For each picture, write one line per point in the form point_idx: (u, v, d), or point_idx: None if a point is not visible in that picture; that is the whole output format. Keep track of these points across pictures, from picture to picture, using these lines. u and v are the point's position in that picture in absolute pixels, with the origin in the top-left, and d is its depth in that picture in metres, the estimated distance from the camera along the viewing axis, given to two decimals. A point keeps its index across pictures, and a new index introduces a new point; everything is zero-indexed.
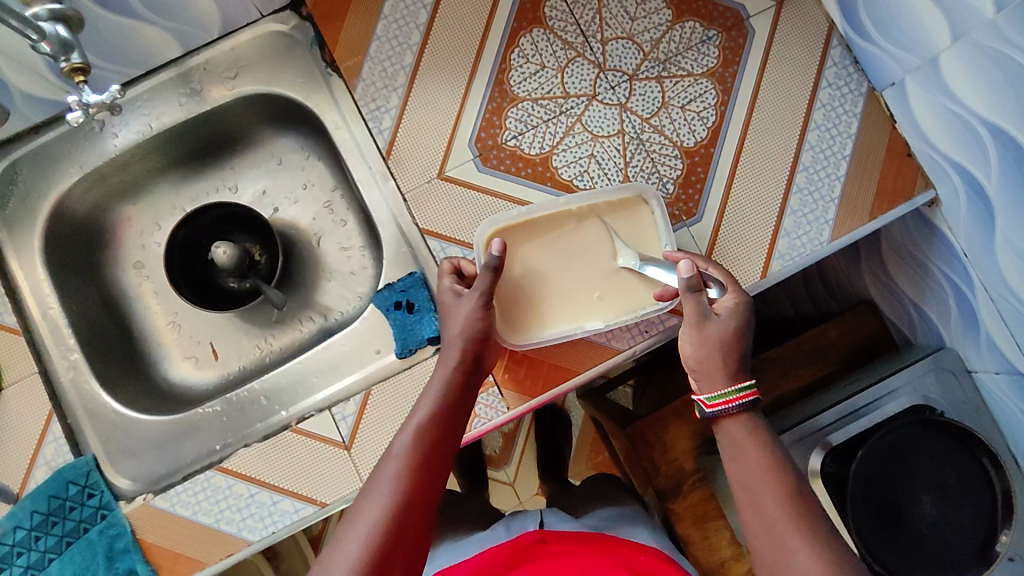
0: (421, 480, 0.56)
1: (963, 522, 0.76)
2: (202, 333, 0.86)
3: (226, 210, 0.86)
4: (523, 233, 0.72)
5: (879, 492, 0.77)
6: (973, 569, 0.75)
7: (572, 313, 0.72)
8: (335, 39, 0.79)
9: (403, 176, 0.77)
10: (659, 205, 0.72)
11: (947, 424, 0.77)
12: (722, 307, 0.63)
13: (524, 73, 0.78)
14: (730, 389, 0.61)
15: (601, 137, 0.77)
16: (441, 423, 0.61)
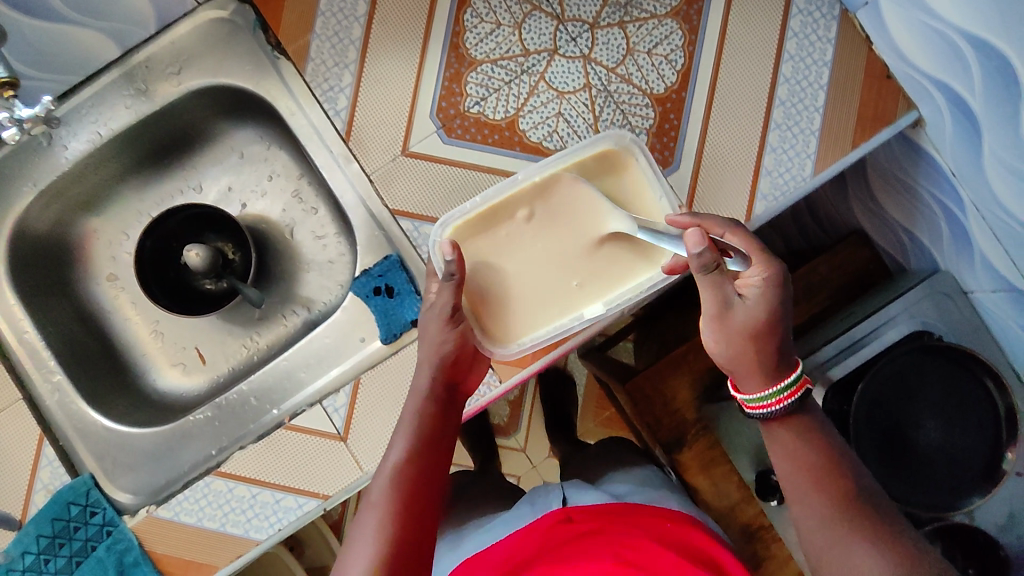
0: (408, 513, 0.58)
1: (969, 442, 0.76)
2: (187, 339, 0.85)
3: (194, 211, 0.83)
4: (485, 222, 0.69)
5: (884, 420, 0.77)
6: (979, 489, 0.75)
7: (562, 306, 0.69)
8: (278, 20, 0.75)
9: (366, 157, 0.74)
10: (641, 150, 0.68)
11: (949, 348, 0.77)
12: (748, 286, 0.58)
13: (480, 34, 0.74)
14: (770, 393, 0.58)
15: (567, 93, 0.73)
16: (424, 441, 0.63)
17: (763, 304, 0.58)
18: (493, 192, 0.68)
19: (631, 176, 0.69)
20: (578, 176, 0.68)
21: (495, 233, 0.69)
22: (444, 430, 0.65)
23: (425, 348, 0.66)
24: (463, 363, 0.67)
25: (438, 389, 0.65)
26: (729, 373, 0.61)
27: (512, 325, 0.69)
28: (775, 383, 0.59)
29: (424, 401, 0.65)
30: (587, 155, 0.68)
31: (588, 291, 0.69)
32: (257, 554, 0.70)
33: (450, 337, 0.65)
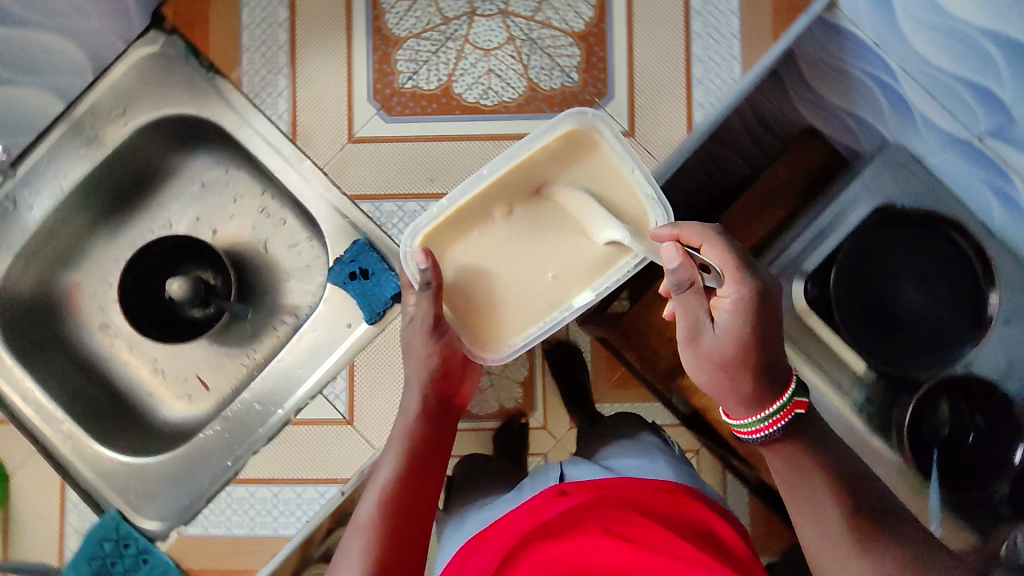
0: (395, 529, 0.60)
1: (948, 298, 0.78)
2: (186, 369, 0.87)
3: (169, 243, 0.85)
4: (457, 224, 0.69)
5: (862, 295, 0.79)
6: (972, 338, 0.76)
7: (548, 299, 0.69)
8: (205, 42, 0.78)
9: (316, 152, 0.77)
10: (607, 125, 0.67)
11: (909, 215, 0.79)
12: (719, 309, 0.55)
13: (400, 12, 0.77)
14: (752, 418, 0.54)
15: (493, 50, 0.76)
16: (415, 460, 0.65)
17: (731, 327, 0.53)
18: (458, 194, 0.68)
19: (599, 154, 0.68)
20: (546, 165, 0.68)
21: (467, 231, 0.69)
22: (435, 448, 0.67)
23: (412, 368, 0.68)
24: (449, 379, 0.69)
25: (427, 407, 0.68)
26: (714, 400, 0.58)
27: (498, 324, 0.69)
28: (760, 409, 0.54)
29: (413, 418, 0.67)
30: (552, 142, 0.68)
31: (566, 279, 0.68)
32: (289, 551, 0.71)
33: (433, 350, 0.67)
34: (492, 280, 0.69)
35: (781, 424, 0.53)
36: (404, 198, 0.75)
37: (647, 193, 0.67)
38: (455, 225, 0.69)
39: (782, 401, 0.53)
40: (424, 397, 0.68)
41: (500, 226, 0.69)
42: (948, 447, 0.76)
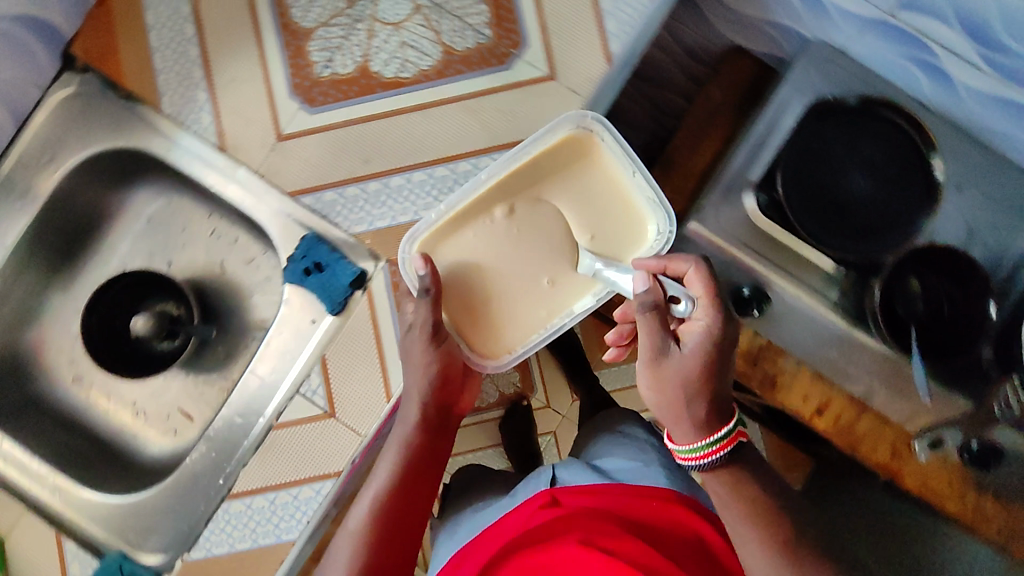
0: (381, 542, 0.58)
1: (897, 177, 0.78)
2: (166, 405, 0.86)
3: (128, 279, 0.84)
4: (454, 229, 0.68)
5: (816, 194, 0.78)
6: (928, 210, 0.77)
7: (546, 308, 0.68)
8: (120, 73, 0.78)
9: (249, 158, 0.76)
10: (607, 130, 0.67)
11: (842, 104, 0.78)
12: (690, 333, 0.57)
13: (304, 4, 0.77)
14: (702, 443, 0.56)
15: (402, 23, 0.76)
16: (412, 472, 0.62)
17: (695, 351, 0.56)
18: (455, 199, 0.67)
19: (600, 159, 0.68)
20: (547, 171, 0.68)
21: (469, 235, 0.68)
22: (434, 457, 0.63)
23: (410, 376, 0.65)
24: (452, 385, 0.65)
25: (427, 417, 0.64)
26: (659, 420, 0.59)
27: (501, 329, 0.69)
28: (709, 434, 0.56)
29: (412, 426, 0.63)
30: (552, 147, 0.68)
31: (565, 282, 0.68)
32: (297, 553, 0.71)
33: (434, 358, 0.63)
34: (495, 283, 0.68)
35: (722, 453, 0.55)
36: (342, 184, 0.75)
37: (649, 195, 0.68)
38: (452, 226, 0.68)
39: (729, 427, 0.56)
40: (424, 407, 0.64)
41: (500, 227, 0.68)
42: (926, 321, 0.76)
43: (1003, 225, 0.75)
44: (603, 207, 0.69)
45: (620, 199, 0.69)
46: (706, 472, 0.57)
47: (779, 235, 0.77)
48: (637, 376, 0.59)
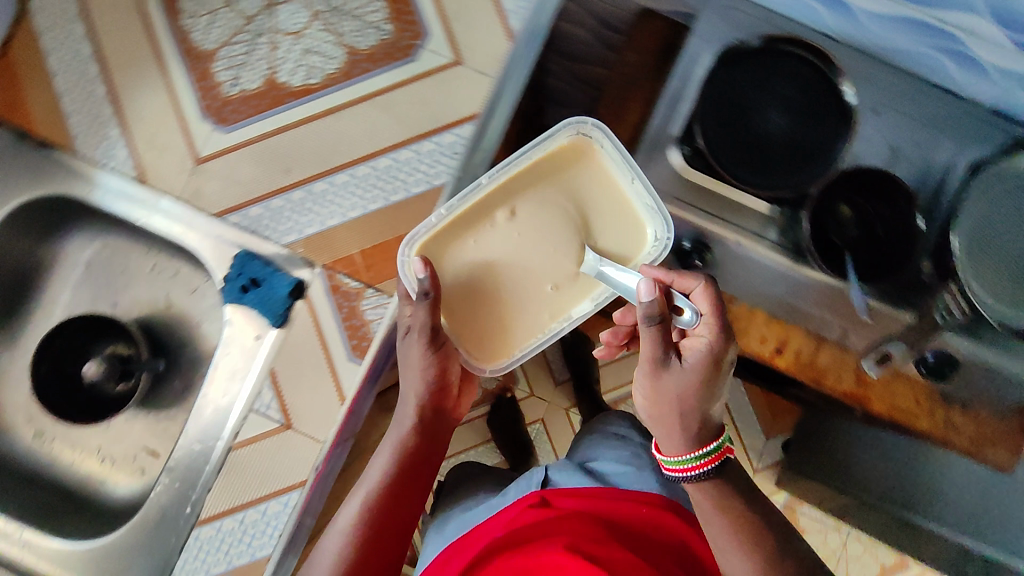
0: (373, 537, 0.62)
1: (815, 107, 0.66)
2: (131, 445, 0.86)
3: (78, 324, 0.82)
4: (454, 234, 0.67)
5: (735, 141, 0.65)
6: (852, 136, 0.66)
7: (549, 312, 0.67)
8: (29, 121, 0.78)
9: (171, 187, 0.76)
10: (607, 135, 0.67)
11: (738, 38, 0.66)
12: (693, 350, 0.55)
13: (203, 27, 0.78)
14: (694, 456, 0.56)
15: (302, 31, 0.77)
16: (406, 470, 0.66)
17: (696, 368, 0.54)
18: (457, 202, 0.65)
19: (599, 166, 0.69)
20: (549, 175, 0.68)
21: (468, 240, 0.67)
22: (427, 457, 0.68)
23: (409, 378, 0.67)
24: (448, 388, 0.68)
25: (421, 419, 0.67)
26: (650, 429, 0.59)
27: (505, 335, 0.67)
28: (700, 447, 0.56)
29: (409, 428, 0.67)
30: (554, 151, 0.68)
31: (569, 286, 0.67)
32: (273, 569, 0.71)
33: (432, 361, 0.64)
34: (493, 287, 0.67)
35: (710, 465, 0.56)
36: (266, 196, 0.75)
37: (647, 202, 0.69)
38: (451, 231, 0.67)
39: (718, 442, 0.57)
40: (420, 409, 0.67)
41: (500, 229, 0.67)
42: (875, 267, 0.65)
43: (928, 139, 0.66)
44: (603, 210, 0.69)
45: (617, 204, 0.70)
46: (693, 485, 0.58)
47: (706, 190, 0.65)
48: (635, 385, 0.58)
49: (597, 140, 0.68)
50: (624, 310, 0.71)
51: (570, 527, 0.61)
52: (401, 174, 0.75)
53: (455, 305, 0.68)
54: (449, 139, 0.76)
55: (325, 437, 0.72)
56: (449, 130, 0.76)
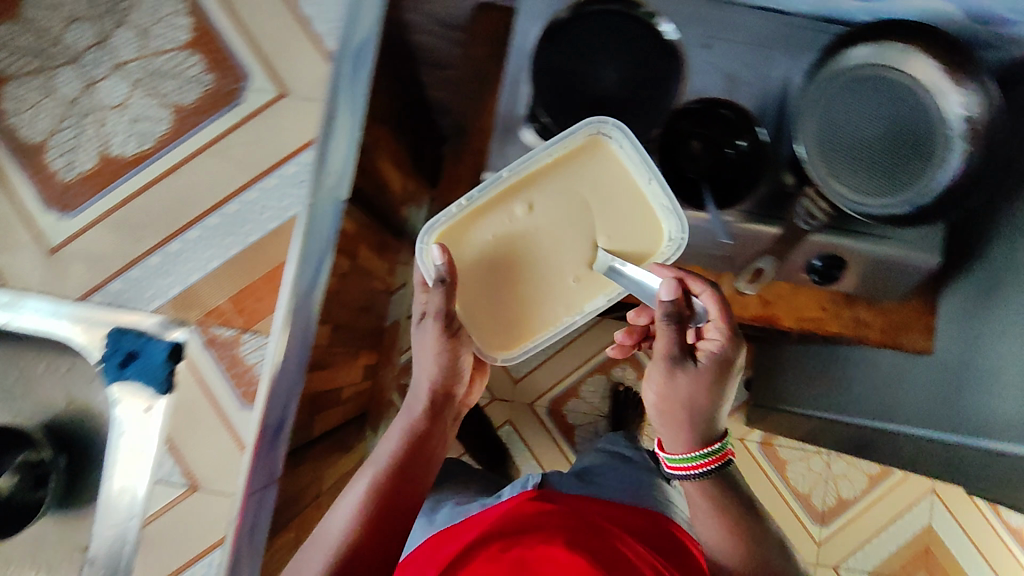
0: (380, 494, 0.85)
1: (647, 52, 0.85)
2: (65, 546, 0.99)
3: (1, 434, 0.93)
4: (471, 223, 0.89)
5: (580, 104, 0.86)
6: (679, 67, 0.85)
7: (563, 306, 0.89)
8: None
9: (35, 285, 0.85)
10: (627, 138, 0.85)
11: (583, 7, 0.84)
12: (706, 353, 0.82)
13: (28, 120, 0.85)
14: (699, 453, 0.86)
15: (123, 102, 0.84)
16: (411, 445, 0.91)
17: (703, 367, 0.82)
18: (478, 195, 0.87)
19: (610, 165, 0.88)
20: (561, 176, 0.88)
21: (487, 226, 0.88)
22: (430, 437, 0.93)
23: (424, 367, 0.91)
24: (453, 376, 0.92)
25: (429, 406, 0.94)
26: (666, 429, 0.88)
27: (516, 310, 0.90)
28: (709, 444, 0.86)
29: (421, 411, 0.93)
30: (565, 154, 0.88)
31: (586, 280, 0.89)
32: None
33: (444, 349, 0.87)
34: (507, 267, 0.89)
35: (712, 462, 0.86)
36: (126, 268, 0.83)
37: (662, 202, 0.87)
38: (469, 219, 0.89)
39: (719, 443, 0.87)
40: (430, 392, 0.92)
41: (515, 220, 0.88)
42: (715, 170, 0.86)
43: (757, 56, 0.89)
44: (615, 207, 0.89)
45: (632, 204, 0.89)
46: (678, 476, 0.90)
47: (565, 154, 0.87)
48: (653, 371, 0.84)
49: (612, 141, 0.87)
50: (636, 313, 1.02)
51: (545, 513, 0.98)
52: (254, 214, 0.82)
53: (470, 285, 0.90)
54: (292, 170, 0.82)
55: (246, 450, 0.78)
56: (291, 160, 0.82)
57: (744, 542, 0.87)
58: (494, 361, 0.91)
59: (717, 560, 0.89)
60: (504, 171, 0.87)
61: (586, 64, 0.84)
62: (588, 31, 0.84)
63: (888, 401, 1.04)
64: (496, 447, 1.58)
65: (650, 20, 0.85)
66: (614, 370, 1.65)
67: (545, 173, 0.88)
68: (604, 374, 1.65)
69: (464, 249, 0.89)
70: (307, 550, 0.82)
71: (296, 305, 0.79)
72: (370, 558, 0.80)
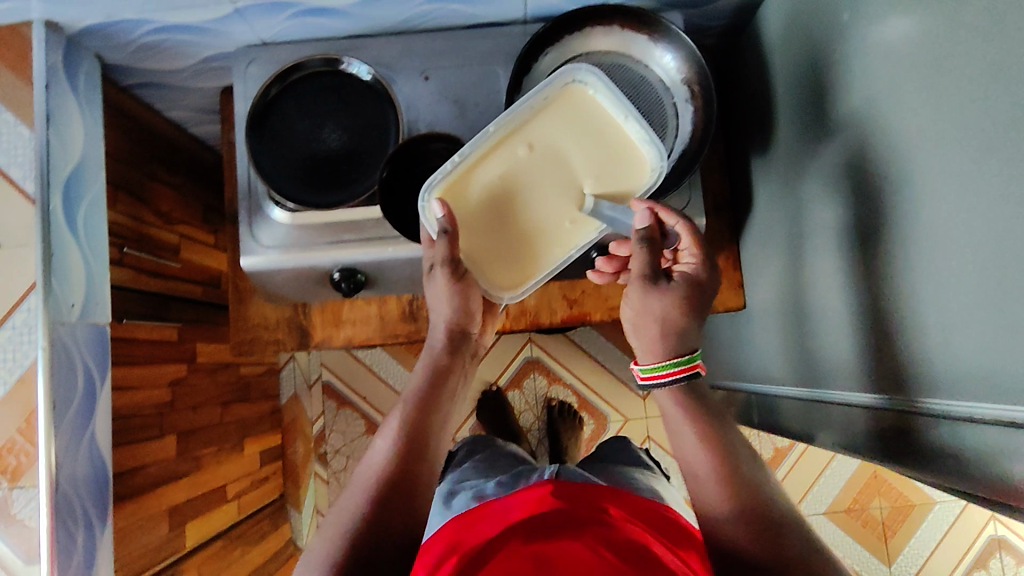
0: (411, 438, 0.71)
1: (353, 97, 0.85)
2: None
3: None
4: (472, 172, 0.76)
5: (314, 169, 0.83)
6: (388, 95, 0.84)
7: (560, 246, 0.77)
8: None
9: None
10: (604, 81, 0.73)
11: (270, 87, 0.83)
12: (681, 275, 0.74)
13: None
14: (672, 364, 0.70)
15: None
16: (431, 388, 0.76)
17: (681, 287, 0.72)
18: (467, 151, 0.74)
19: (592, 107, 0.75)
20: (553, 114, 0.75)
21: (485, 179, 0.75)
22: (452, 377, 0.79)
23: (437, 309, 0.79)
24: (470, 313, 0.80)
25: (450, 339, 0.81)
26: (638, 352, 0.75)
27: (517, 261, 0.78)
28: (677, 355, 0.71)
29: (439, 346, 0.81)
30: (548, 98, 0.75)
31: (582, 220, 0.76)
32: None
33: (455, 290, 0.76)
34: (509, 213, 0.76)
35: (684, 374, 0.70)
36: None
37: (642, 135, 0.74)
38: (465, 177, 0.76)
39: (693, 355, 0.71)
40: (448, 330, 0.81)
41: (508, 166, 0.75)
42: None
43: (480, 61, 0.87)
44: (601, 143, 0.75)
45: (618, 139, 0.76)
46: (662, 389, 0.72)
47: (316, 217, 0.81)
48: (628, 289, 0.74)
49: (591, 85, 0.75)
50: (618, 242, 0.83)
51: (573, 488, 0.87)
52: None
53: (476, 232, 0.77)
54: (21, 319, 0.78)
55: None
56: (18, 309, 0.78)
57: (726, 464, 0.67)
58: (503, 302, 0.79)
59: (703, 512, 0.67)
60: (491, 126, 0.75)
61: (302, 133, 0.84)
62: (291, 102, 0.84)
63: (761, 368, 1.01)
64: (516, 432, 1.53)
65: (337, 66, 0.85)
66: (526, 381, 1.63)
67: (536, 112, 0.75)
68: (517, 390, 1.63)
69: (469, 198, 0.76)
70: (338, 501, 0.67)
71: (62, 449, 0.78)
72: (411, 492, 0.67)
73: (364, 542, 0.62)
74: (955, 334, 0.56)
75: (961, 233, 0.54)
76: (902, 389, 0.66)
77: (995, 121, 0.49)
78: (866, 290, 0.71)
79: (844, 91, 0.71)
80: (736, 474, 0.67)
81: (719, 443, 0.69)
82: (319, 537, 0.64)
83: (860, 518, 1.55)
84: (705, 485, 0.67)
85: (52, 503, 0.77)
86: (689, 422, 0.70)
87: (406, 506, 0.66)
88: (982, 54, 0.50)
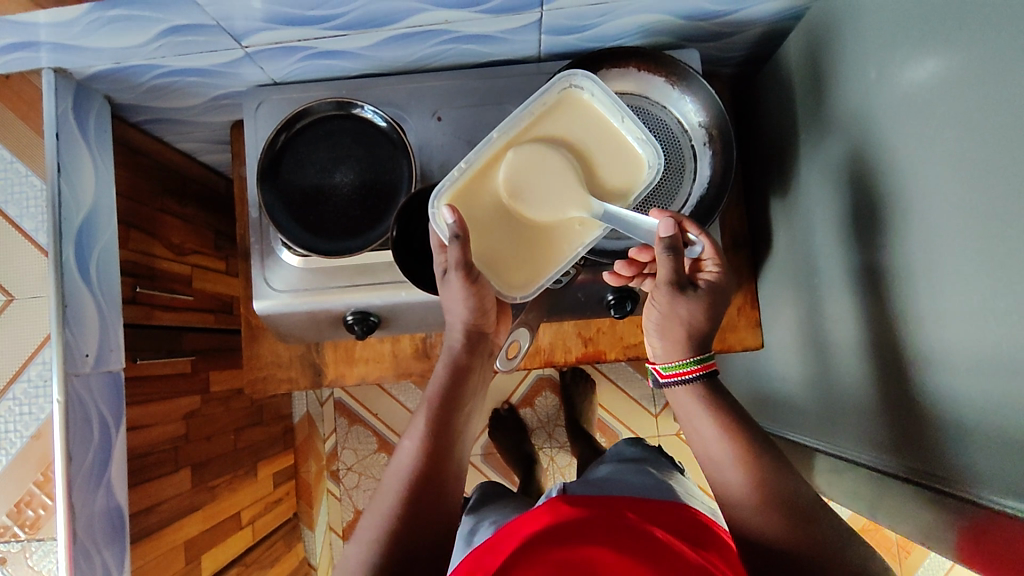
0: (434, 443, 0.70)
1: (364, 141, 0.84)
2: None
3: None
4: (477, 181, 0.71)
5: (327, 214, 0.82)
6: (399, 138, 0.83)
7: (568, 244, 0.72)
8: None
9: None
10: (600, 86, 0.71)
11: (280, 130, 0.82)
12: (706, 282, 0.72)
13: None
14: (684, 361, 0.70)
15: None
16: (449, 393, 0.74)
17: (705, 296, 0.71)
18: (472, 157, 0.70)
19: (591, 113, 0.72)
20: (553, 120, 0.72)
21: (492, 183, 0.71)
22: (468, 379, 0.76)
23: (453, 310, 0.75)
24: (487, 311, 0.76)
25: (468, 338, 0.77)
26: (659, 355, 0.74)
27: (527, 262, 0.72)
28: (688, 354, 0.71)
29: (457, 344, 0.77)
30: (548, 107, 0.72)
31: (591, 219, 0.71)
32: None
33: (471, 294, 0.72)
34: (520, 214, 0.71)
35: (698, 373, 0.70)
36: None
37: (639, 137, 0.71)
38: (474, 184, 0.71)
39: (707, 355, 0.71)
40: (465, 330, 0.77)
41: (513, 170, 0.70)
42: None
43: (494, 99, 0.85)
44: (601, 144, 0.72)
45: (616, 140, 0.72)
46: (677, 387, 0.71)
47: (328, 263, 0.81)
48: (654, 292, 0.71)
49: (586, 89, 0.72)
50: (640, 248, 0.78)
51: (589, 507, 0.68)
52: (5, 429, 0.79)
53: (486, 235, 0.71)
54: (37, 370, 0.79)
55: None
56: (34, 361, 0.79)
57: (748, 459, 0.65)
58: (514, 301, 0.74)
59: (730, 510, 0.65)
60: (493, 135, 0.71)
61: (314, 179, 0.83)
62: (302, 149, 0.83)
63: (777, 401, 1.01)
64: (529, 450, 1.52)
65: (349, 110, 0.83)
66: (538, 399, 1.62)
67: (537, 121, 0.72)
68: (530, 408, 1.62)
69: (478, 202, 0.71)
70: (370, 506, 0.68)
71: (79, 502, 0.78)
72: (440, 495, 0.67)
73: (400, 548, 0.63)
74: (979, 410, 0.55)
75: (992, 309, 0.53)
76: (912, 451, 0.66)
77: (1016, 209, 0.48)
78: (886, 345, 0.69)
79: (867, 142, 0.69)
80: (757, 471, 0.64)
81: (739, 437, 0.66)
82: (354, 544, 0.65)
83: (875, 537, 1.54)
84: (725, 476, 0.66)
85: (70, 559, 0.77)
86: (709, 413, 0.68)
87: (436, 508, 0.66)
88: (1002, 136, 0.49)
